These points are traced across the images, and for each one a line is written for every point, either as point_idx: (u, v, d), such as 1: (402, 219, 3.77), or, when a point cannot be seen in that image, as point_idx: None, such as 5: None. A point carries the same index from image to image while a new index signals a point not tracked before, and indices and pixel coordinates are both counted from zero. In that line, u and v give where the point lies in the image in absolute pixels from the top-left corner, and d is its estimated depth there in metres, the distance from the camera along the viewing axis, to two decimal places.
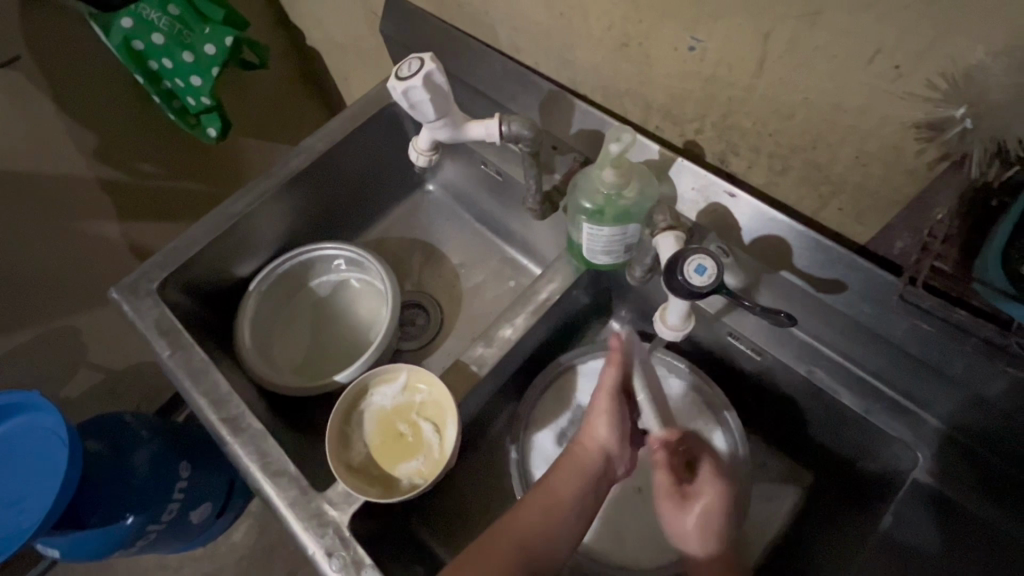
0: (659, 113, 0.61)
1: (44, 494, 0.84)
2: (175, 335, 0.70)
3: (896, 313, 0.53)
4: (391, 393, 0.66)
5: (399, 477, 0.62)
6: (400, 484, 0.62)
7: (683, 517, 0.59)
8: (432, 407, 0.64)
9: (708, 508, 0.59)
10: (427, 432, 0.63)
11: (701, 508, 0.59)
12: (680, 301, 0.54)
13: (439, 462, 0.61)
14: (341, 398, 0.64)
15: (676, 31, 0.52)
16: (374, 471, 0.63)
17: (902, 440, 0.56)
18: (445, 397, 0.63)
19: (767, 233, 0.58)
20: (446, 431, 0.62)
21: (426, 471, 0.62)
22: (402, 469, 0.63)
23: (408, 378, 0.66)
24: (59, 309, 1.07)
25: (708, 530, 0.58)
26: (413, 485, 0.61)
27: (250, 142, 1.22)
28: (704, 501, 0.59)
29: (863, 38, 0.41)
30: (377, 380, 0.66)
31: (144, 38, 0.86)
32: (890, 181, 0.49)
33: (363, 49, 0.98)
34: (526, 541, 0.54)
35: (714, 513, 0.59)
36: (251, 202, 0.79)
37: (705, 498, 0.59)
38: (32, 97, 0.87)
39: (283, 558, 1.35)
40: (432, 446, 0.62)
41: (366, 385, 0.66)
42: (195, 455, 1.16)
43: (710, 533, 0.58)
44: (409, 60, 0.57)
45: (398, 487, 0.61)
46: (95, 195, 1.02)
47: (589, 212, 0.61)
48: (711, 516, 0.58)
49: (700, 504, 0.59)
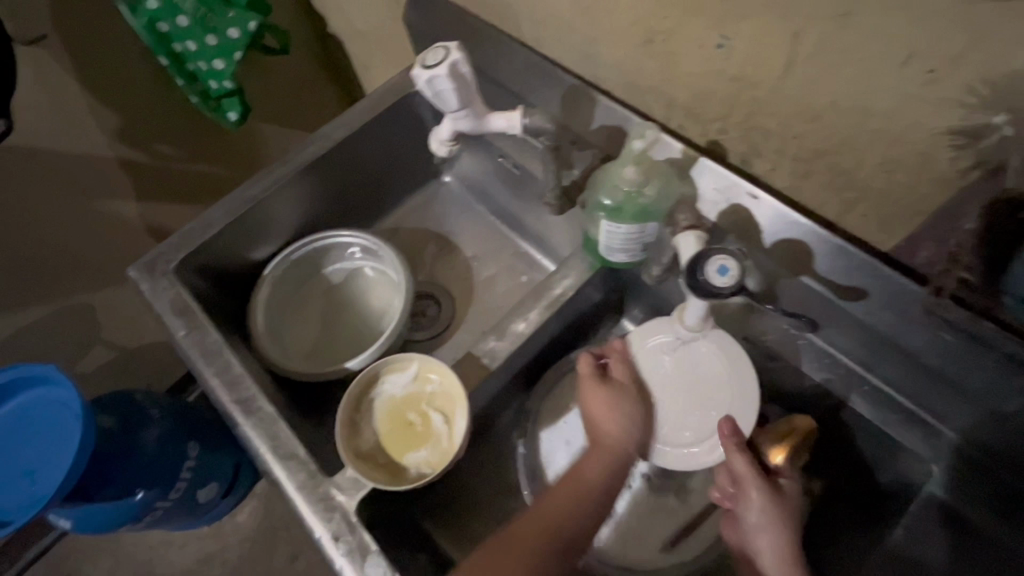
0: (682, 111, 0.60)
1: (57, 466, 0.86)
2: (190, 315, 0.71)
3: (916, 323, 0.51)
4: (401, 383, 0.66)
5: (408, 465, 0.63)
6: (409, 472, 0.62)
7: (766, 504, 0.57)
8: (442, 398, 0.64)
9: (791, 503, 0.58)
10: (437, 422, 0.63)
11: (782, 503, 0.57)
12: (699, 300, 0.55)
13: (449, 453, 0.61)
14: (353, 384, 0.65)
15: (703, 28, 0.51)
16: (383, 459, 0.63)
17: (916, 453, 0.56)
18: (455, 386, 0.63)
19: (790, 239, 0.56)
20: (455, 422, 0.62)
21: (435, 461, 0.62)
22: (410, 458, 0.63)
23: (419, 369, 0.66)
24: (76, 286, 1.09)
25: (786, 528, 0.56)
26: (421, 474, 0.61)
27: (270, 128, 1.23)
28: (785, 498, 0.58)
29: (896, 39, 0.41)
30: (386, 369, 0.67)
31: (169, 20, 0.87)
32: (917, 188, 0.48)
33: (383, 37, 0.98)
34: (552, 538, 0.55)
35: (796, 509, 0.58)
36: (268, 186, 0.80)
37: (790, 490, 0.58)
38: (57, 74, 0.88)
39: (286, 540, 1.37)
40: (440, 436, 0.63)
41: (377, 372, 0.66)
42: (202, 435, 1.18)
43: (788, 520, 0.57)
44: (435, 49, 0.57)
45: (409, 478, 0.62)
46: (115, 174, 1.04)
47: (608, 209, 0.60)
48: (787, 511, 0.57)
49: (787, 493, 0.58)
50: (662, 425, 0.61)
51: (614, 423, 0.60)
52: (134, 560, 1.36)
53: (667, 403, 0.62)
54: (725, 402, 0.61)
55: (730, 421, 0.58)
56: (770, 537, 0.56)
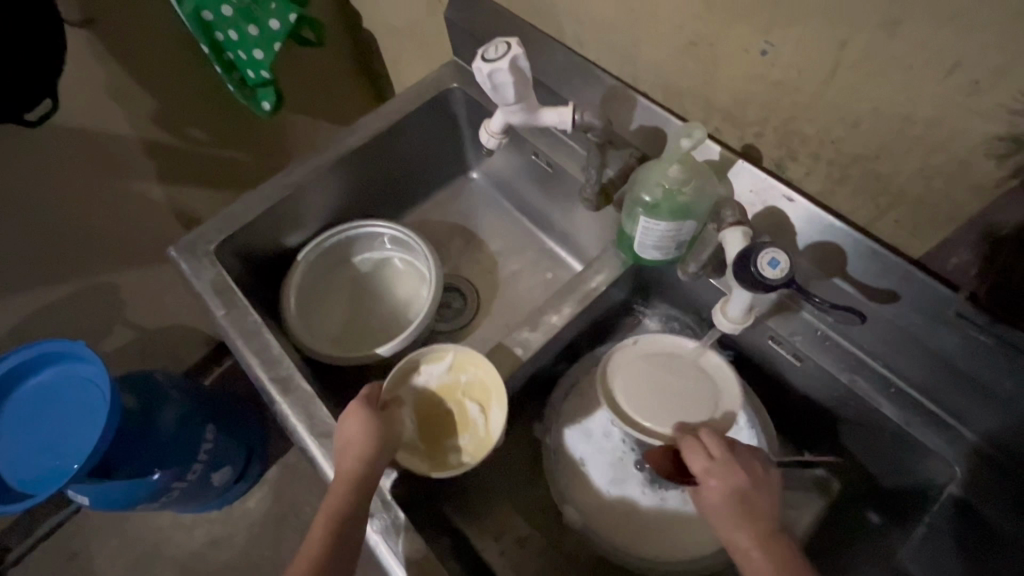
0: (720, 115, 0.62)
1: (82, 441, 0.88)
2: (230, 294, 0.72)
3: (948, 326, 0.53)
4: (437, 373, 0.67)
5: (445, 454, 0.63)
6: (446, 462, 0.63)
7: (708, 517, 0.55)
8: (478, 387, 0.66)
9: (719, 500, 0.53)
10: (473, 410, 0.64)
11: (720, 510, 0.53)
12: (744, 292, 0.56)
13: (487, 442, 0.62)
14: (391, 372, 0.66)
15: (750, 33, 0.53)
16: (421, 446, 0.64)
17: (940, 454, 0.57)
18: (494, 377, 0.65)
19: (824, 240, 0.59)
20: (491, 412, 0.64)
21: (472, 450, 0.63)
22: (449, 447, 0.64)
23: (454, 360, 0.67)
24: (105, 265, 1.11)
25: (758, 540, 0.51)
26: (458, 462, 0.62)
27: (298, 118, 1.25)
28: (732, 500, 0.53)
29: (943, 50, 0.42)
30: (421, 360, 0.67)
31: (214, 9, 0.88)
32: (953, 196, 0.49)
33: (419, 35, 1.00)
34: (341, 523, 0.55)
35: (724, 505, 0.53)
36: (307, 173, 0.82)
37: (716, 490, 0.54)
38: (101, 56, 0.90)
39: (295, 527, 1.38)
40: (476, 425, 0.64)
41: (413, 362, 0.67)
42: (217, 418, 1.19)
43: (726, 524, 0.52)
44: (497, 44, 0.59)
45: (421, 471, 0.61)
46: (148, 157, 1.06)
47: (647, 205, 0.62)
48: (733, 519, 0.52)
49: (707, 494, 0.54)
50: (660, 410, 0.65)
51: (356, 412, 0.60)
52: (143, 542, 1.37)
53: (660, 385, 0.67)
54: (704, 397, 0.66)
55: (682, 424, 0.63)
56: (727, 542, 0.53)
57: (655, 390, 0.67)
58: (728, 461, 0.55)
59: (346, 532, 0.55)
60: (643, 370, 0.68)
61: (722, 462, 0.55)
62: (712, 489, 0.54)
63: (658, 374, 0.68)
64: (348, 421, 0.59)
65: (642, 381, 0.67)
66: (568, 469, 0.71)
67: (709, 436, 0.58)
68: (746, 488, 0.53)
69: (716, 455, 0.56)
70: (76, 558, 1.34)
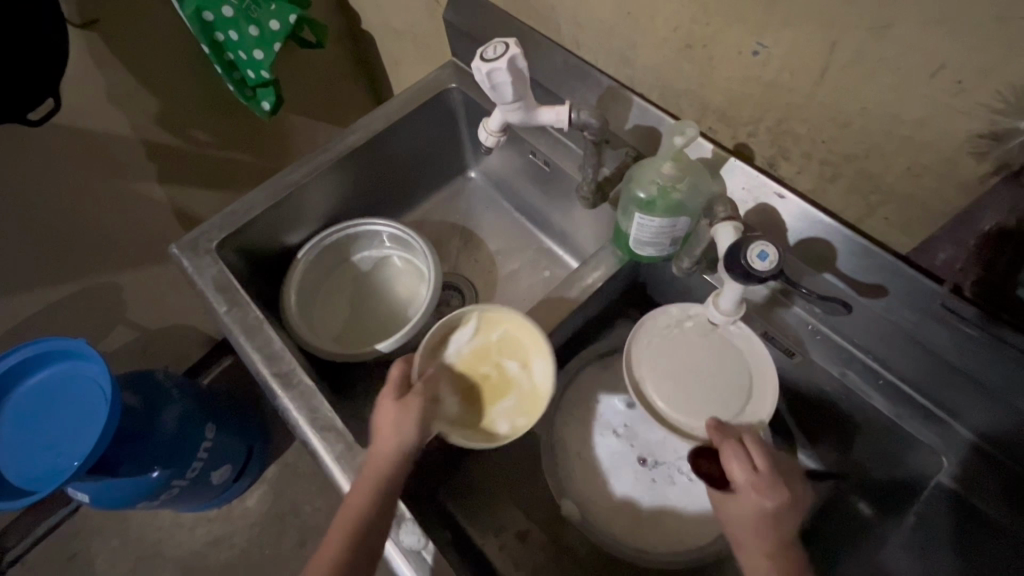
0: (715, 115, 0.63)
1: (84, 439, 0.89)
2: (232, 292, 0.73)
3: (937, 319, 0.55)
4: (467, 339, 0.68)
5: (497, 418, 0.64)
6: (500, 426, 0.64)
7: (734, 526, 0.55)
8: (512, 346, 0.67)
9: (752, 514, 0.53)
10: (513, 369, 0.66)
11: (746, 521, 0.53)
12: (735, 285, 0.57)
13: (537, 396, 0.64)
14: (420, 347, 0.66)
15: (743, 35, 0.54)
16: (469, 416, 0.64)
17: (930, 446, 0.58)
18: (527, 332, 0.67)
19: (814, 236, 0.60)
20: (533, 365, 0.66)
21: (524, 408, 0.64)
22: (500, 410, 0.65)
23: (481, 322, 0.68)
24: (106, 265, 1.11)
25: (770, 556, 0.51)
26: (513, 424, 0.64)
27: (298, 119, 1.26)
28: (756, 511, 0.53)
29: (929, 51, 0.44)
30: (451, 328, 0.68)
31: (215, 10, 0.89)
32: (941, 194, 0.50)
33: (419, 37, 1.01)
34: (359, 537, 0.55)
35: (751, 519, 0.53)
36: (308, 173, 0.83)
37: (752, 501, 0.53)
38: (102, 57, 0.91)
39: (294, 526, 1.39)
40: (520, 382, 0.66)
41: (441, 333, 0.68)
42: (217, 417, 1.20)
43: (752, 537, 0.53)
44: (495, 44, 0.60)
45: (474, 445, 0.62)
46: (148, 157, 1.06)
47: (641, 202, 0.63)
48: (754, 531, 0.53)
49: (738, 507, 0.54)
50: (679, 392, 0.64)
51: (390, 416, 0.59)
52: (143, 540, 1.37)
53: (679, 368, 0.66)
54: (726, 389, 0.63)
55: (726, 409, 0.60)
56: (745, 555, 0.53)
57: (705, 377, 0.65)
58: (769, 474, 0.54)
59: (369, 540, 0.55)
60: (693, 356, 0.66)
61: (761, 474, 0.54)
62: (747, 501, 0.53)
63: (695, 359, 0.66)
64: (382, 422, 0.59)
65: (689, 365, 0.65)
66: (568, 466, 0.72)
67: (755, 444, 0.56)
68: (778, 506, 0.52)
69: (756, 464, 0.55)
70: (75, 558, 1.35)
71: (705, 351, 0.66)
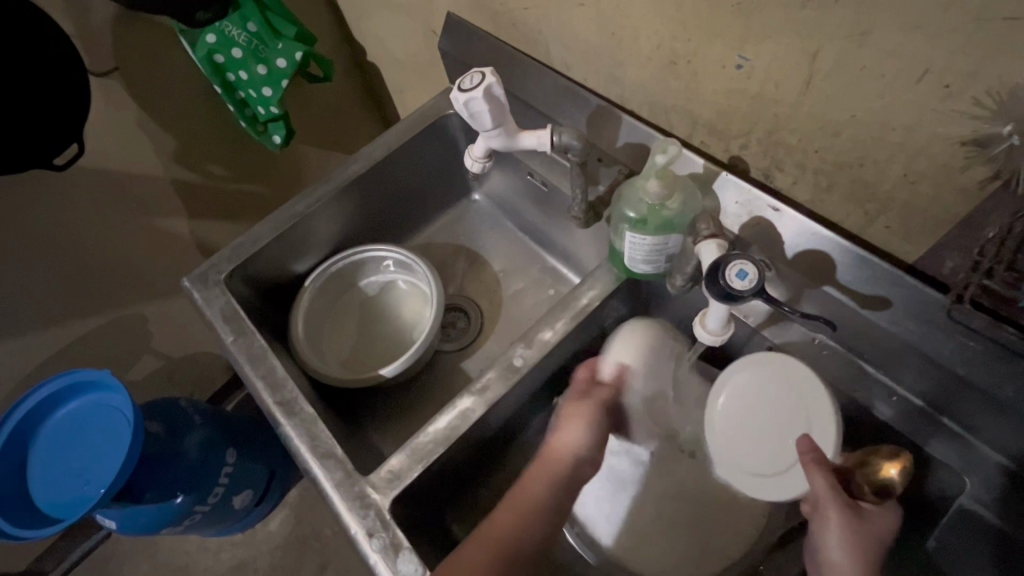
0: (705, 128, 0.63)
1: (109, 467, 0.92)
2: (239, 322, 0.75)
3: (942, 332, 0.52)
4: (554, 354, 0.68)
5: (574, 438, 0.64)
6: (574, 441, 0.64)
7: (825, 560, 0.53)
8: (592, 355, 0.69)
9: (839, 545, 0.52)
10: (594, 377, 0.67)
11: (832, 552, 0.52)
12: (719, 305, 0.56)
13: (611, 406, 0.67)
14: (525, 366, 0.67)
15: (726, 49, 0.53)
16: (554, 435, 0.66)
17: (948, 464, 0.55)
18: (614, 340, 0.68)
19: (812, 249, 0.58)
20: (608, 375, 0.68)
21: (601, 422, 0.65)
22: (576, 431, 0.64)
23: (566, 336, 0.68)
24: (131, 298, 1.16)
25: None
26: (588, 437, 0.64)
27: (310, 150, 1.30)
28: (824, 549, 0.53)
29: (912, 56, 0.43)
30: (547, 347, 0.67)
31: (225, 52, 0.94)
32: (940, 201, 0.49)
33: (419, 65, 1.04)
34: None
35: (869, 551, 0.51)
36: (312, 203, 0.85)
37: (835, 532, 0.52)
38: (123, 102, 0.96)
39: (316, 549, 1.40)
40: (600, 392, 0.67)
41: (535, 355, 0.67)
42: (238, 442, 1.23)
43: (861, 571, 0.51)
44: (471, 74, 0.61)
45: (547, 468, 0.63)
46: (168, 193, 1.11)
47: (632, 221, 0.62)
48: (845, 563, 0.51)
49: (826, 538, 0.52)
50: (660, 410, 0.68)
51: (424, 446, 0.63)
52: (171, 564, 1.40)
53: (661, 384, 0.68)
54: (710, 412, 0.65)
55: (806, 438, 0.57)
56: None
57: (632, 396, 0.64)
58: (832, 510, 0.52)
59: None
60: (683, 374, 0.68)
61: (826, 511, 0.53)
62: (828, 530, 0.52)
63: (766, 410, 0.61)
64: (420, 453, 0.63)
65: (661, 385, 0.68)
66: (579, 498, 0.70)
67: (817, 476, 0.54)
68: (842, 545, 0.51)
69: (820, 500, 0.53)
70: None
71: (783, 403, 0.60)
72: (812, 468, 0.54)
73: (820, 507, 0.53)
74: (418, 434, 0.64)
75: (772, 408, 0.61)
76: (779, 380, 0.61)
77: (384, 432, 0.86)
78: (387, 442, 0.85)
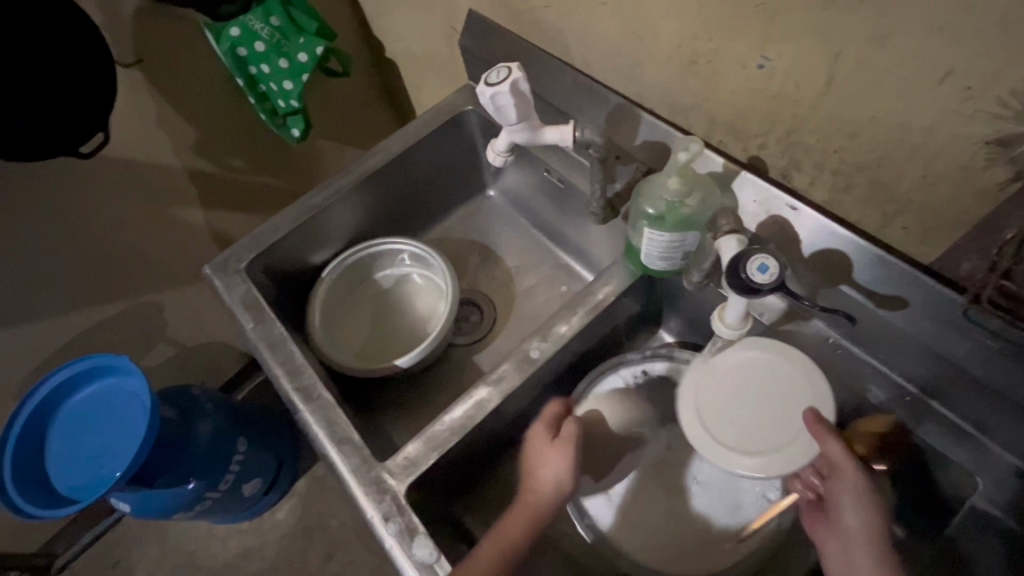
0: (724, 128, 0.63)
1: (126, 450, 0.94)
2: (259, 309, 0.77)
3: (958, 332, 0.53)
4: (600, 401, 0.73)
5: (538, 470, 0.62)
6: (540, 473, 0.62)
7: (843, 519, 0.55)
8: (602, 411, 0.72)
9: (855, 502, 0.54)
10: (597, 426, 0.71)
11: (848, 510, 0.54)
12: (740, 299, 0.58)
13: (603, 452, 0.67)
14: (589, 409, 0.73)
15: (748, 49, 0.54)
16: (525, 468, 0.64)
17: (962, 465, 0.56)
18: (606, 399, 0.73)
19: (829, 248, 0.59)
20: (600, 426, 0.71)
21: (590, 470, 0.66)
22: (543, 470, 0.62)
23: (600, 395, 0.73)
24: (148, 286, 1.18)
25: (851, 560, 0.53)
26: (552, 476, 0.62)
27: (327, 144, 1.31)
28: (840, 506, 0.55)
29: (933, 58, 0.43)
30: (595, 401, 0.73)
31: (248, 45, 0.96)
32: (958, 202, 0.49)
33: (437, 61, 1.05)
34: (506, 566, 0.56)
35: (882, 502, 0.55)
36: (331, 195, 0.86)
37: (851, 490, 0.54)
38: (147, 93, 0.98)
39: (322, 540, 1.42)
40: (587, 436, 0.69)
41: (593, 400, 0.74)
42: (250, 431, 1.24)
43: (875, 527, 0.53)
44: (498, 69, 0.62)
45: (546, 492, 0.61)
46: (188, 183, 1.13)
47: (651, 217, 0.63)
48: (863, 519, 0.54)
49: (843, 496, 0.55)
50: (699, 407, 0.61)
51: (440, 434, 0.64)
52: (180, 550, 1.42)
53: (705, 391, 0.62)
54: (737, 404, 0.60)
55: (811, 411, 0.56)
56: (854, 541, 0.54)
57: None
58: (849, 471, 0.54)
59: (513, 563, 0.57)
60: (721, 378, 0.62)
61: (842, 472, 0.55)
62: (844, 487, 0.55)
63: (763, 388, 0.60)
64: (443, 441, 0.64)
65: (700, 397, 0.62)
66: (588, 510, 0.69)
67: (830, 443, 0.54)
68: (858, 500, 0.54)
69: (837, 465, 0.54)
70: (118, 566, 1.40)
71: (783, 387, 0.59)
72: (823, 436, 0.55)
73: (837, 469, 0.55)
74: (437, 422, 0.65)
75: (770, 386, 0.60)
76: (778, 361, 0.60)
77: (396, 422, 0.87)
78: (400, 433, 0.86)
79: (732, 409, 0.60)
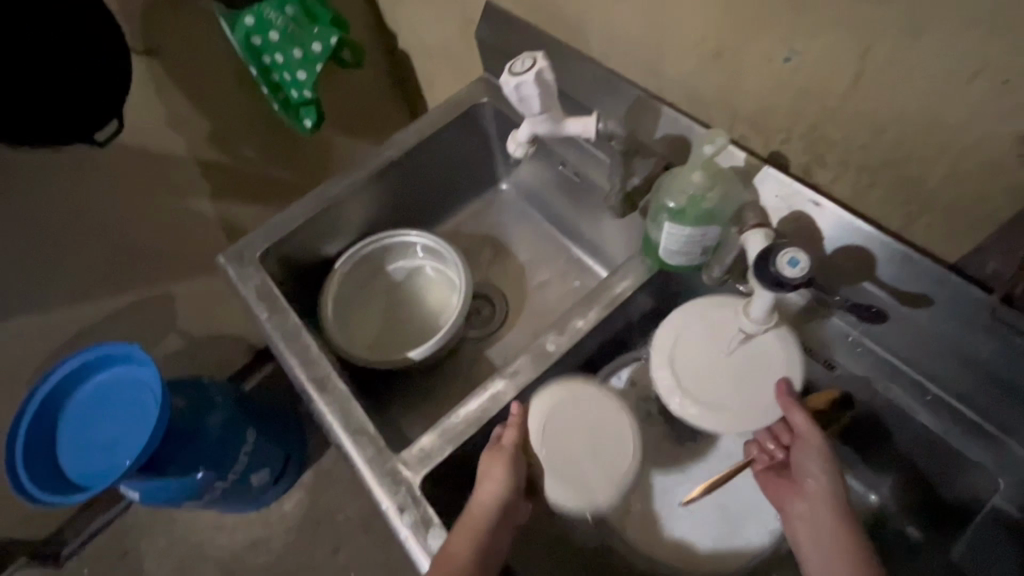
0: (745, 123, 0.63)
1: (139, 438, 0.94)
2: (273, 300, 0.77)
3: (985, 331, 0.52)
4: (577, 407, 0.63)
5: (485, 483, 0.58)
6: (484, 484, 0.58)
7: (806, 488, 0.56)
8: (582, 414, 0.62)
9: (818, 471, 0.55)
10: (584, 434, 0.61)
11: (811, 478, 0.56)
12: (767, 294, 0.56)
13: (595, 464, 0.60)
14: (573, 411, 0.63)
15: (774, 42, 0.53)
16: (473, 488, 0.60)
17: (983, 465, 0.55)
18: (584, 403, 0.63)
19: (852, 244, 0.58)
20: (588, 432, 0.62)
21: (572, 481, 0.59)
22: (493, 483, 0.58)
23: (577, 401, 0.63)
24: (160, 276, 1.18)
25: (818, 525, 0.54)
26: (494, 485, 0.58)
27: (339, 136, 1.31)
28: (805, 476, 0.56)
29: (968, 53, 0.43)
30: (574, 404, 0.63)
31: (263, 34, 0.95)
32: (987, 200, 0.48)
33: (452, 54, 1.04)
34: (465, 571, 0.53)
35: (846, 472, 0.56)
36: (346, 186, 0.86)
37: (813, 458, 0.56)
38: (161, 82, 0.98)
39: (330, 532, 1.42)
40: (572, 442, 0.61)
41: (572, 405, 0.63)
42: (259, 422, 1.25)
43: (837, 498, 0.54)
44: (523, 59, 0.62)
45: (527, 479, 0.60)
46: (200, 174, 1.13)
47: (672, 212, 0.63)
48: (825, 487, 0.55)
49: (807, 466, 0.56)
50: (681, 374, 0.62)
51: (456, 426, 0.64)
52: (189, 539, 1.43)
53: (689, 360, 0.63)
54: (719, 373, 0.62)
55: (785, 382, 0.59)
56: (816, 510, 0.55)
57: (606, 451, 0.61)
58: (814, 442, 0.56)
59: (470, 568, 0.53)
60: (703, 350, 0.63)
61: (808, 442, 0.57)
62: (808, 457, 0.56)
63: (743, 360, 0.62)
64: (458, 434, 0.63)
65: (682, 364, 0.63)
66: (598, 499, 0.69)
67: (797, 413, 0.57)
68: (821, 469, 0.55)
69: (803, 435, 0.57)
70: (126, 555, 1.41)
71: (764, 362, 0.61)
72: (791, 407, 0.58)
73: (803, 440, 0.57)
74: (453, 413, 0.65)
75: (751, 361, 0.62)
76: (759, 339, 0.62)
77: (408, 415, 0.87)
78: (411, 426, 0.86)
79: (712, 377, 0.62)
